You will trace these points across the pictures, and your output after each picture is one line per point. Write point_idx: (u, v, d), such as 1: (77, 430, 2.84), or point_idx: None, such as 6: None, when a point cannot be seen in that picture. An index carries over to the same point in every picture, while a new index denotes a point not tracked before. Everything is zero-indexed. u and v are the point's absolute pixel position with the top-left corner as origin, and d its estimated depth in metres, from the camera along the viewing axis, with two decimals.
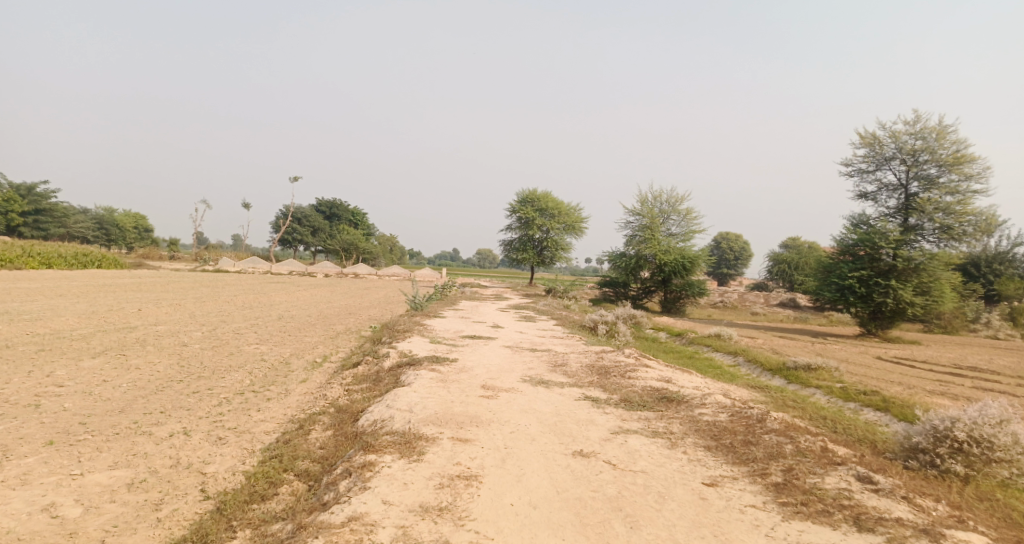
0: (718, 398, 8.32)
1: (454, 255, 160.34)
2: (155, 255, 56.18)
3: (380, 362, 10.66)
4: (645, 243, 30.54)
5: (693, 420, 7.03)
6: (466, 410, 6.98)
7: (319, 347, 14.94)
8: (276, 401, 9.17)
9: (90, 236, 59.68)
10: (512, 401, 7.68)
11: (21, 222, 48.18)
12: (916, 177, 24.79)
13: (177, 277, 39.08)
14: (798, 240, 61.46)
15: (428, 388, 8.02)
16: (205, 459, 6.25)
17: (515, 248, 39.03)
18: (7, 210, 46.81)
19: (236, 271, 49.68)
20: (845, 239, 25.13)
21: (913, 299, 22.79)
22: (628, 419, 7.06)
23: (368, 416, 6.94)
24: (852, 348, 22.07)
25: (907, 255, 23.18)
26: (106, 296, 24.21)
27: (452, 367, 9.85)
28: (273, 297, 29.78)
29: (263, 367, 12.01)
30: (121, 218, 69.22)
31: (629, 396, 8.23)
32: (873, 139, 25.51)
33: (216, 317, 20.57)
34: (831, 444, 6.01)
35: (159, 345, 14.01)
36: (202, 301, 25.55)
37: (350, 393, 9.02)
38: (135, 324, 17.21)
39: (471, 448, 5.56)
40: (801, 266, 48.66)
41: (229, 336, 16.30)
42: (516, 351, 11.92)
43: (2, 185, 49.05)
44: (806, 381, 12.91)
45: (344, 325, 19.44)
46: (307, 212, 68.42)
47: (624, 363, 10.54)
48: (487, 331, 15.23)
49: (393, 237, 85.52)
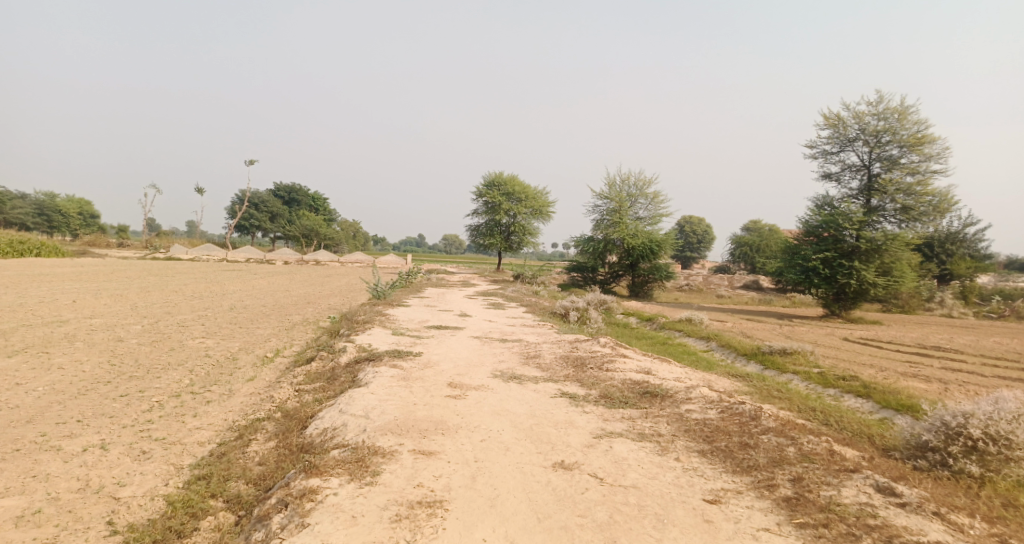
0: (703, 392, 7.71)
1: (419, 242, 158.01)
2: (102, 242, 53.42)
3: (335, 358, 9.77)
4: (613, 226, 30.06)
5: (683, 419, 6.39)
6: (430, 415, 6.20)
7: (271, 340, 13.90)
8: (216, 404, 8.24)
9: (30, 223, 56.33)
10: (482, 401, 6.93)
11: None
12: (878, 158, 24.74)
13: (124, 266, 37.07)
14: (759, 223, 61.85)
15: (387, 388, 7.20)
16: (119, 480, 5.35)
17: (481, 233, 38.15)
18: None
19: (190, 259, 47.53)
20: (809, 220, 25.01)
21: (875, 280, 22.81)
22: (611, 420, 6.38)
23: (318, 425, 6.11)
24: (818, 330, 22.01)
25: (870, 236, 23.11)
26: (41, 287, 22.52)
27: (416, 362, 9.03)
28: (226, 285, 28.33)
29: (206, 364, 11.01)
30: (65, 204, 65.70)
31: (609, 392, 7.55)
32: (837, 120, 25.39)
33: (161, 308, 19.23)
34: (836, 445, 5.44)
35: (91, 341, 12.81)
36: (148, 291, 24.04)
37: (301, 394, 8.15)
38: (67, 318, 15.83)
39: (436, 462, 4.80)
40: (762, 249, 49.08)
41: (174, 329, 15.12)
42: (484, 342, 11.15)
43: None
44: (782, 366, 12.50)
45: (301, 315, 18.34)
46: (264, 197, 65.84)
47: (600, 353, 9.88)
48: (454, 320, 14.41)
49: (355, 223, 83.60)
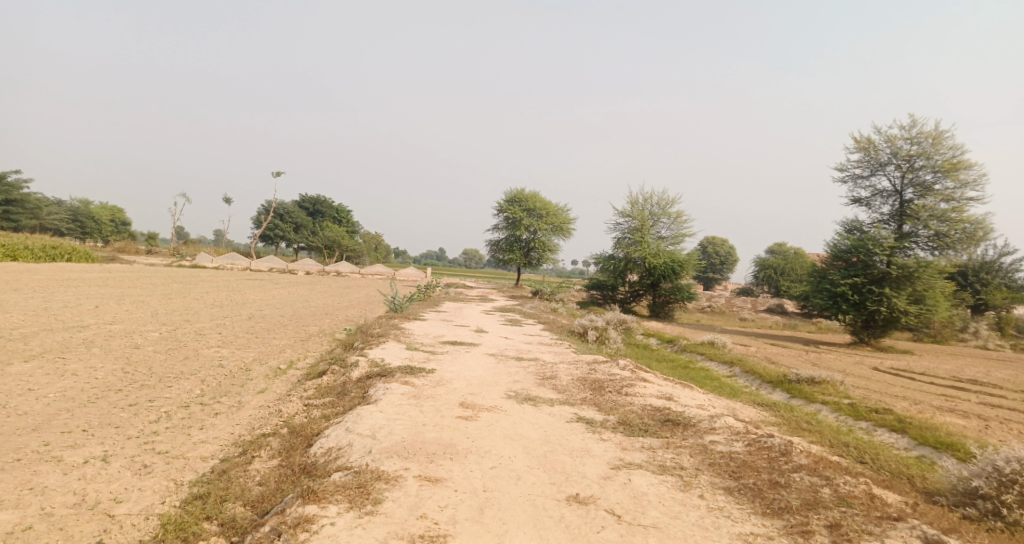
0: (728, 422, 7.30)
1: (440, 256, 158.46)
2: (130, 248, 54.28)
3: (347, 372, 9.53)
4: (635, 245, 29.65)
5: (707, 451, 6.01)
6: (440, 437, 5.91)
7: (285, 351, 13.74)
8: (224, 417, 8.04)
9: (62, 228, 57.45)
10: (495, 423, 6.62)
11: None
12: (911, 183, 24.08)
13: (149, 272, 37.50)
14: (785, 246, 60.80)
15: (397, 407, 6.92)
16: (116, 495, 5.14)
17: (502, 249, 37.97)
18: None
19: (214, 267, 48.06)
20: (838, 245, 24.37)
21: (907, 308, 22.04)
22: (630, 449, 6.03)
23: (323, 445, 5.86)
24: (847, 357, 21.31)
25: (901, 263, 22.40)
26: (65, 291, 22.75)
27: (428, 379, 8.75)
28: (247, 294, 28.43)
29: (218, 374, 10.86)
30: (97, 211, 67.04)
31: (628, 418, 7.20)
32: (868, 144, 24.81)
33: (180, 315, 19.26)
34: (876, 488, 5.03)
35: (108, 347, 12.77)
36: (170, 298, 24.17)
37: (310, 410, 7.91)
38: (86, 323, 15.86)
39: (443, 490, 4.51)
40: (786, 272, 48.14)
41: (190, 337, 15.05)
42: (500, 361, 10.84)
43: None
44: (810, 396, 11.99)
45: (318, 327, 18.22)
46: (289, 207, 66.52)
47: (620, 376, 9.51)
48: (470, 336, 14.12)
49: (377, 235, 84.11)
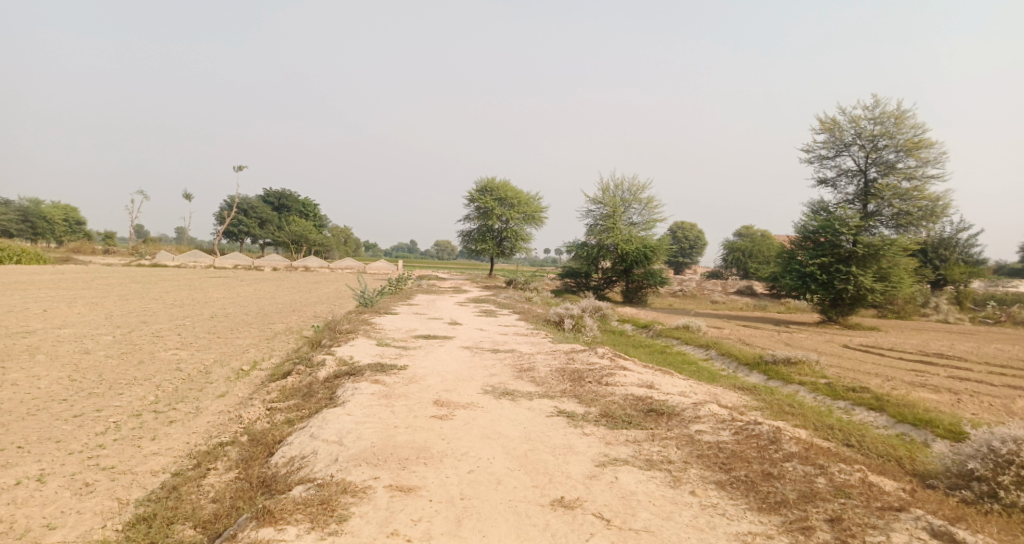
0: (712, 409, 7.05)
1: (410, 248, 156.86)
2: (87, 248, 52.32)
3: (313, 372, 9.04)
4: (606, 232, 29.49)
5: (695, 441, 5.74)
6: (413, 440, 5.51)
7: (249, 351, 13.15)
8: (179, 425, 7.52)
9: (14, 229, 55.07)
10: (471, 421, 6.25)
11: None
12: (875, 163, 24.27)
13: (107, 273, 36.06)
14: (752, 229, 61.57)
15: (366, 408, 6.49)
16: (50, 521, 4.82)
17: (473, 239, 37.51)
18: None
19: (176, 265, 46.57)
20: (805, 225, 24.49)
21: (873, 285, 22.28)
22: (615, 443, 5.72)
23: (285, 454, 5.43)
24: (818, 336, 21.49)
25: (867, 241, 22.60)
26: (14, 295, 21.62)
27: (400, 377, 8.32)
28: (210, 293, 27.46)
29: (176, 379, 10.26)
30: (51, 210, 64.44)
31: (610, 409, 6.90)
32: (832, 125, 24.94)
33: (138, 317, 18.41)
34: (871, 474, 4.80)
35: (56, 353, 12.02)
36: (127, 299, 23.17)
37: (273, 414, 7.43)
38: (34, 329, 14.98)
39: (415, 500, 4.14)
40: (754, 254, 48.68)
41: (147, 340, 14.33)
42: (475, 353, 10.47)
43: None
44: (787, 377, 11.90)
45: (284, 324, 17.58)
46: (253, 203, 64.84)
47: (598, 365, 9.21)
48: (444, 328, 13.71)
49: (346, 229, 82.71)
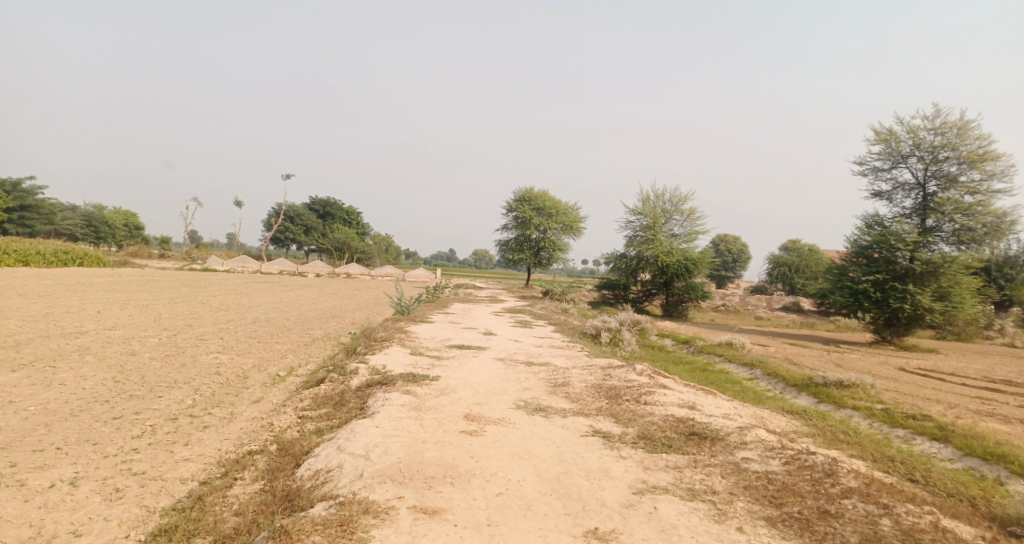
0: (759, 434, 6.63)
1: (450, 257, 158.01)
2: (143, 252, 54.31)
3: (346, 380, 8.95)
4: (647, 244, 28.94)
5: (741, 470, 5.37)
6: (441, 456, 5.31)
7: (287, 357, 13.21)
8: (213, 431, 7.49)
9: (77, 232, 57.48)
10: (503, 439, 6.01)
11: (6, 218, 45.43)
12: (934, 176, 23.12)
13: (158, 276, 37.23)
14: (800, 242, 59.71)
15: (395, 421, 6.32)
16: (77, 528, 4.78)
17: (512, 249, 37.37)
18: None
19: (224, 270, 47.87)
20: (858, 240, 23.47)
21: (932, 305, 21.11)
22: (654, 469, 5.40)
23: (311, 467, 5.29)
24: (871, 357, 20.47)
25: (926, 258, 21.47)
26: (70, 296, 22.42)
27: (432, 388, 8.15)
28: (254, 297, 28.00)
29: (213, 383, 10.33)
30: (110, 215, 67.25)
31: (649, 431, 6.57)
32: (888, 135, 23.91)
33: (184, 320, 18.81)
34: (940, 518, 4.36)
35: (102, 354, 12.30)
36: (175, 302, 23.78)
37: (303, 423, 7.33)
38: (85, 329, 15.42)
39: (440, 525, 3.96)
40: (802, 270, 47.13)
41: (190, 343, 14.58)
42: (509, 366, 10.22)
43: None
44: (839, 400, 11.28)
45: (322, 330, 17.69)
46: (299, 210, 66.26)
47: (637, 383, 8.86)
48: (479, 339, 13.52)
49: (388, 237, 83.83)
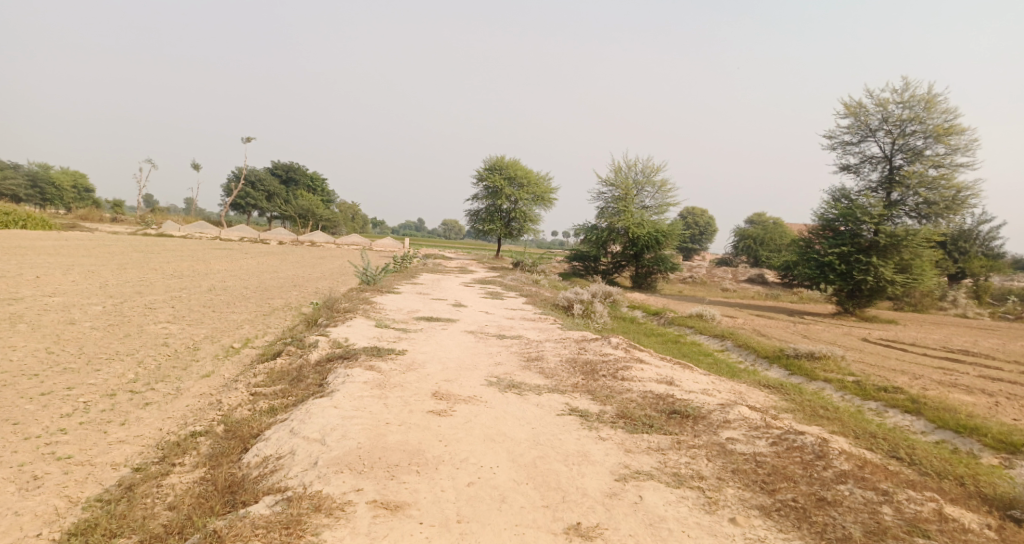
0: (742, 412, 6.31)
1: (417, 226, 155.91)
2: (95, 216, 51.88)
3: (304, 354, 8.35)
4: (618, 215, 28.64)
5: (728, 452, 5.02)
6: (405, 441, 4.82)
7: (243, 328, 12.49)
8: (154, 409, 6.85)
9: (23, 194, 54.46)
10: (474, 420, 5.54)
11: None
12: (901, 149, 23.14)
13: (111, 241, 35.54)
14: (764, 215, 60.37)
15: (356, 400, 5.78)
16: None
17: (480, 219, 36.73)
18: None
19: (182, 236, 46.07)
20: (825, 213, 23.50)
21: (894, 277, 21.31)
22: (636, 451, 5.01)
23: (260, 454, 4.74)
24: (835, 329, 20.64)
25: (890, 231, 21.57)
26: (10, 261, 21.07)
27: (397, 363, 7.62)
28: (213, 265, 26.86)
29: (160, 355, 9.61)
30: (60, 177, 64.07)
31: (628, 409, 6.19)
32: (858, 108, 23.83)
33: (134, 287, 17.80)
34: (942, 505, 4.09)
35: (39, 323, 11.40)
36: (126, 268, 22.58)
37: (255, 401, 6.74)
38: (24, 296, 14.37)
39: (403, 523, 3.56)
40: (767, 242, 47.61)
41: (138, 311, 13.69)
42: (479, 339, 9.74)
43: None
44: (810, 373, 11.16)
45: (283, 300, 16.92)
46: (260, 175, 64.05)
47: (613, 357, 8.49)
48: (447, 310, 12.98)
49: (354, 205, 82.07)
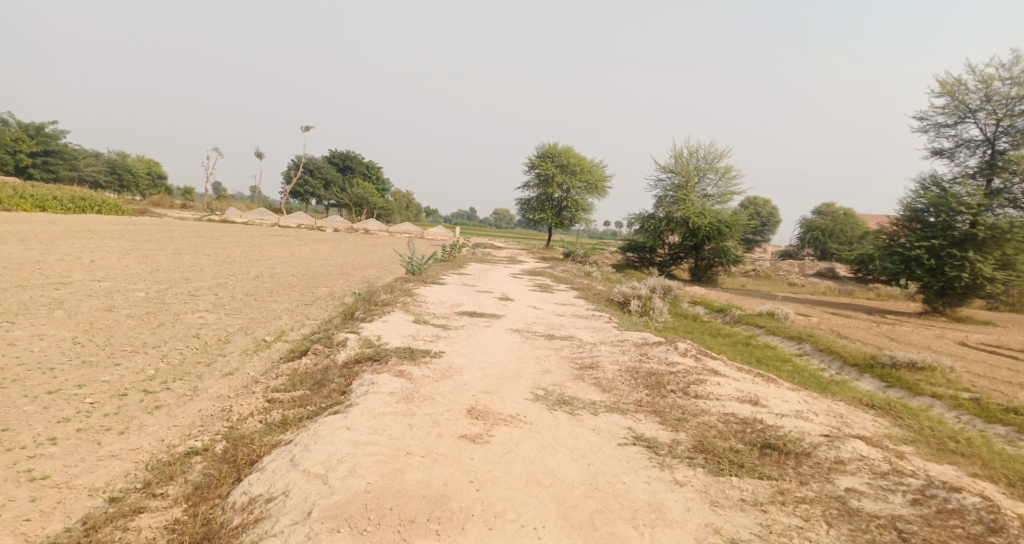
0: (856, 446, 5.00)
1: (470, 215, 155.86)
2: (165, 202, 53.46)
3: (332, 354, 7.45)
4: (677, 203, 26.96)
5: (854, 514, 3.81)
6: (427, 481, 3.82)
7: (280, 318, 11.79)
8: (162, 414, 6.02)
9: (100, 181, 56.53)
10: (516, 450, 4.47)
11: (31, 162, 44.42)
12: (1006, 131, 20.50)
13: (173, 226, 36.14)
14: (833, 206, 56.91)
15: (376, 419, 4.81)
16: None
17: (532, 208, 35.61)
18: (13, 150, 43.09)
19: (242, 222, 46.81)
20: (912, 203, 21.17)
21: (994, 274, 18.89)
22: (726, 506, 3.85)
23: (245, 493, 3.83)
24: (924, 330, 18.58)
25: (990, 223, 19.10)
26: (71, 244, 21.28)
27: (432, 369, 6.61)
28: (266, 251, 26.68)
29: (187, 348, 8.93)
30: (134, 164, 66.49)
31: (709, 441, 4.98)
32: (955, 86, 21.34)
33: (182, 273, 17.48)
34: None
35: (75, 309, 10.97)
36: (181, 253, 22.61)
37: (269, 411, 5.87)
38: (71, 280, 14.14)
39: None
40: (835, 234, 44.59)
41: (179, 299, 13.24)
42: (526, 339, 8.66)
43: (9, 125, 45.43)
44: (913, 387, 9.60)
45: (327, 289, 16.28)
46: (318, 163, 64.83)
47: (682, 367, 7.23)
48: (493, 304, 11.96)
49: (408, 194, 82.29)
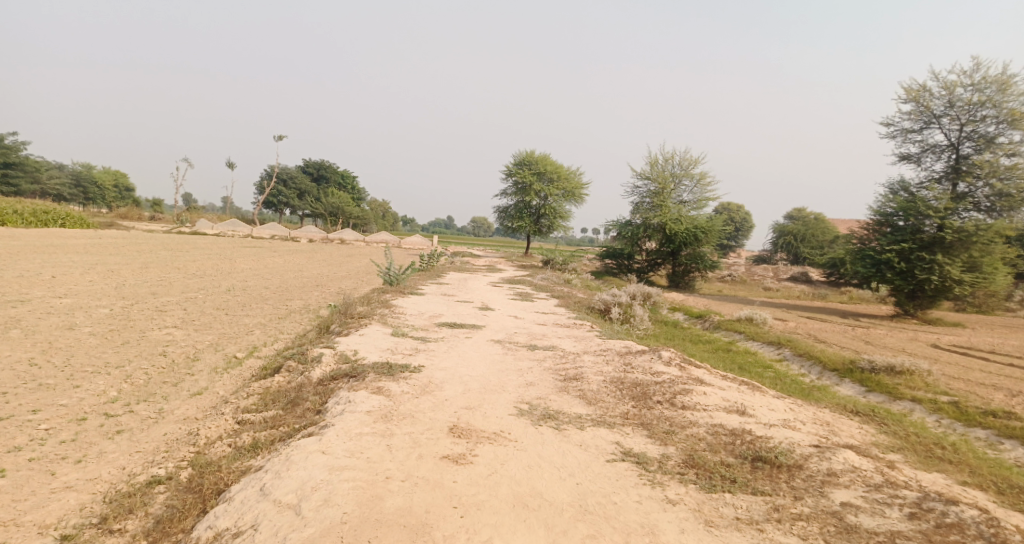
0: (848, 457, 4.89)
1: (447, 224, 155.34)
2: (133, 214, 52.16)
3: (306, 371, 7.16)
4: (654, 210, 27.05)
5: (852, 530, 3.69)
6: (408, 509, 3.60)
7: (252, 333, 11.40)
8: (123, 439, 5.68)
9: (65, 193, 54.99)
10: (501, 470, 4.26)
11: None
12: (969, 136, 20.93)
13: (142, 239, 35.22)
14: (805, 211, 57.81)
15: (353, 440, 4.57)
16: None
17: (509, 216, 35.48)
18: None
19: (214, 234, 45.86)
20: (882, 207, 21.48)
21: (962, 276, 19.23)
22: (721, 526, 3.70)
23: (210, 528, 3.57)
24: (897, 333, 18.82)
25: (957, 226, 19.44)
26: (33, 259, 20.51)
27: (411, 385, 6.37)
28: (238, 263, 26.08)
29: (152, 367, 8.54)
30: (101, 176, 64.88)
31: (699, 455, 4.82)
32: (920, 92, 21.77)
33: (150, 288, 16.93)
34: None
35: (34, 329, 10.47)
36: (149, 267, 21.92)
37: (239, 433, 5.58)
38: (31, 297, 13.56)
39: None
40: (807, 238, 45.24)
41: (146, 315, 12.75)
42: (507, 351, 8.46)
43: None
44: (892, 391, 9.61)
45: (301, 302, 15.88)
46: (292, 173, 63.96)
47: (666, 377, 7.10)
48: (472, 315, 11.74)
49: (384, 204, 81.65)
